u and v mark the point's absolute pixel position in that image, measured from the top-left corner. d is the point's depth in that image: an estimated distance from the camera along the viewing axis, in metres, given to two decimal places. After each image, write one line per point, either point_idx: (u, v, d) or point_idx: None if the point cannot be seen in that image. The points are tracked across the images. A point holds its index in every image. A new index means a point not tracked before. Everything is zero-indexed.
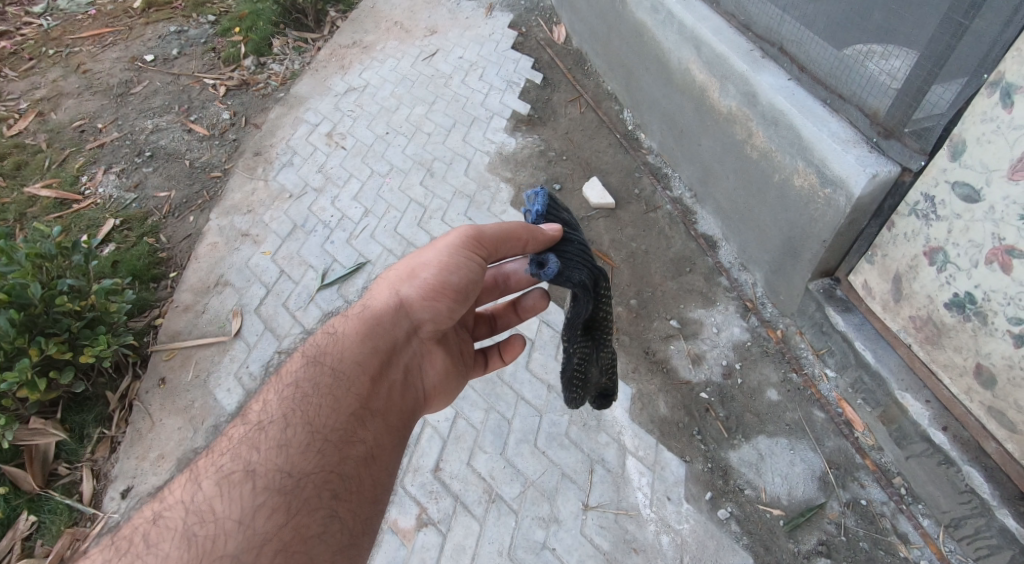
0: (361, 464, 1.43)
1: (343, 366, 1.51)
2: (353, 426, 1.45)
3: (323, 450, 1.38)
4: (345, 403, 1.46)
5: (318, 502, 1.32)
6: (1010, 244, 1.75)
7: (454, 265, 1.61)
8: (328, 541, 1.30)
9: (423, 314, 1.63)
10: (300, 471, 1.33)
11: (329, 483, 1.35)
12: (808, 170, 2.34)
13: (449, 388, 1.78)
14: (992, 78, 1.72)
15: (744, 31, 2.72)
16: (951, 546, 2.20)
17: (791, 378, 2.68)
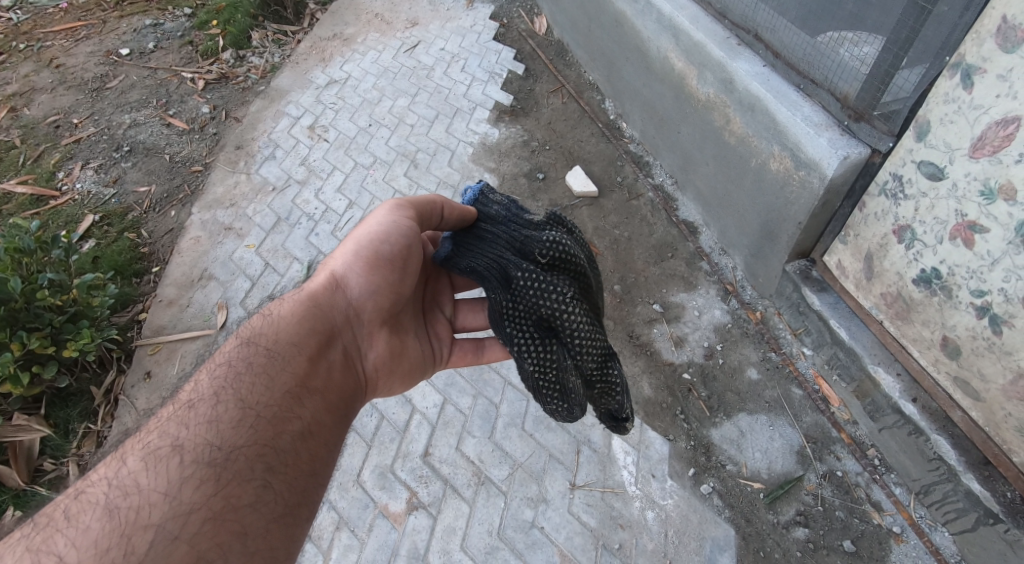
0: (295, 438, 1.38)
1: (277, 344, 1.49)
2: (286, 401, 1.41)
3: (253, 424, 1.34)
4: (278, 379, 1.43)
5: (250, 473, 1.27)
6: (972, 220, 1.84)
7: (386, 233, 1.68)
8: (262, 510, 1.25)
9: (362, 287, 1.67)
10: (230, 444, 1.28)
11: (262, 456, 1.31)
12: (783, 154, 2.42)
13: (396, 368, 1.80)
14: (953, 60, 1.79)
15: (721, 19, 2.78)
16: (921, 511, 2.31)
17: (770, 357, 2.76)
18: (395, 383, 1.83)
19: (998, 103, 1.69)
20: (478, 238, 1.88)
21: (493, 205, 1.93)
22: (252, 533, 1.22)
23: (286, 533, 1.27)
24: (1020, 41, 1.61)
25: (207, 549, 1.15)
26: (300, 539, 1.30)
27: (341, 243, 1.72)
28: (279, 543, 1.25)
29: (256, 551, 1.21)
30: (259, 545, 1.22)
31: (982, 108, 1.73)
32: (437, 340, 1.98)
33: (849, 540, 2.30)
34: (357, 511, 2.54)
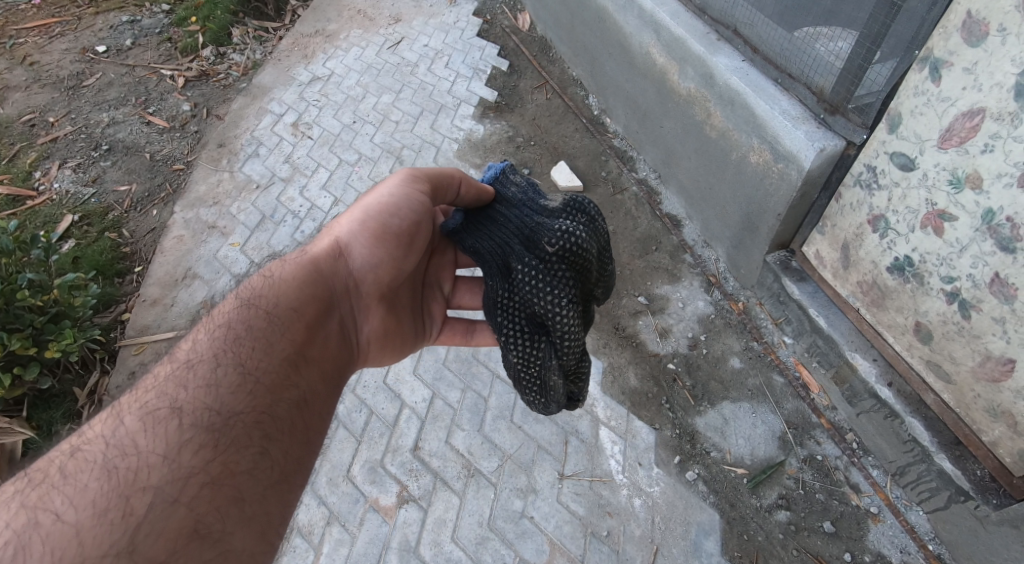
0: (292, 407, 1.38)
1: (278, 309, 1.49)
2: (285, 369, 1.41)
3: (253, 389, 1.32)
4: (277, 345, 1.42)
5: (249, 439, 1.26)
6: (942, 209, 1.90)
7: (397, 205, 1.72)
8: (260, 477, 1.24)
9: (365, 259, 1.70)
10: (231, 408, 1.26)
11: (260, 422, 1.29)
12: (762, 147, 2.48)
13: (386, 343, 1.84)
14: (922, 54, 1.85)
15: (701, 15, 2.83)
16: (897, 492, 2.39)
17: (753, 346, 2.83)
18: (383, 357, 1.87)
19: (964, 96, 1.75)
20: (489, 219, 1.89)
21: (511, 186, 1.92)
22: (249, 499, 1.20)
23: (279, 500, 1.27)
24: (984, 35, 1.67)
25: (205, 513, 1.13)
26: (292, 506, 1.30)
27: (350, 210, 1.74)
28: (274, 509, 1.24)
29: (251, 517, 1.19)
30: (255, 511, 1.21)
31: (950, 100, 1.79)
32: (429, 318, 2.04)
33: (828, 521, 2.37)
34: (348, 506, 2.57)
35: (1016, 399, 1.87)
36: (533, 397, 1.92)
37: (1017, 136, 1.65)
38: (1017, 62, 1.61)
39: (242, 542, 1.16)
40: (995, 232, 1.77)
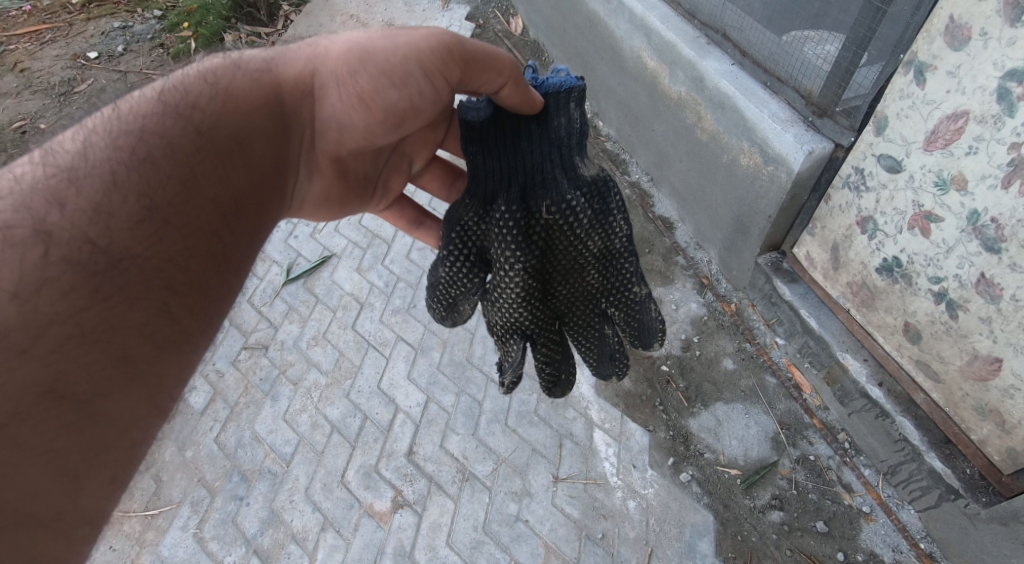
0: (207, 261, 1.28)
1: (214, 138, 1.34)
2: (207, 216, 1.29)
3: (165, 237, 1.20)
4: (204, 192, 1.29)
5: (147, 288, 1.16)
6: (928, 210, 1.92)
7: (411, 68, 1.53)
8: (152, 337, 1.15)
9: (340, 112, 1.59)
10: (133, 252, 1.16)
11: (165, 272, 1.19)
12: (752, 150, 2.50)
13: (325, 201, 1.82)
14: (907, 58, 1.87)
15: (690, 19, 2.85)
16: (889, 491, 2.41)
17: (745, 347, 2.85)
18: (320, 211, 1.86)
19: (948, 98, 1.77)
20: (512, 139, 1.68)
21: (556, 119, 1.66)
22: (138, 359, 1.13)
23: (176, 362, 1.20)
24: (966, 40, 1.68)
25: (74, 369, 1.05)
26: (193, 365, 1.24)
27: (358, 43, 1.53)
28: (167, 372, 1.18)
29: (136, 379, 1.13)
30: (141, 374, 1.13)
31: (935, 103, 1.81)
32: (382, 188, 1.99)
33: (821, 521, 2.39)
34: (343, 511, 2.57)
35: (1003, 398, 1.88)
36: (438, 308, 1.97)
37: (1000, 138, 1.66)
38: (999, 66, 1.62)
39: (128, 410, 1.11)
40: (980, 233, 1.79)
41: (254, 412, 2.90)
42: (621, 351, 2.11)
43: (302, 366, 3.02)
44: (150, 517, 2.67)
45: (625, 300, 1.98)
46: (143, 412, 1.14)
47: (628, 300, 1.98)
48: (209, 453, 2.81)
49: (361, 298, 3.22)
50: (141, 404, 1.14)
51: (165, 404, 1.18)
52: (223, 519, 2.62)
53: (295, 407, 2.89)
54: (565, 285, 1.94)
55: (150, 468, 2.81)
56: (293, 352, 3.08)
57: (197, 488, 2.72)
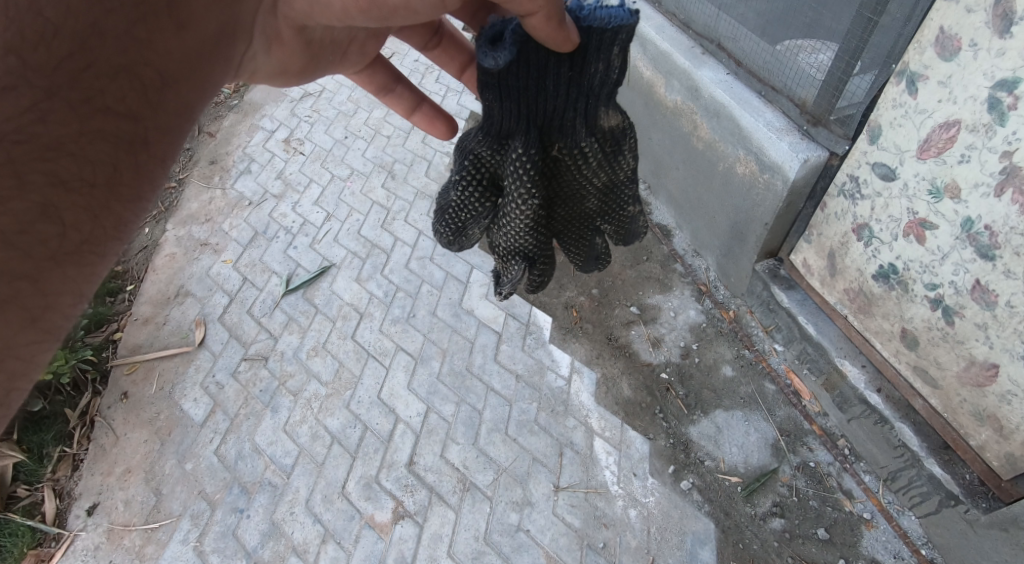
0: (112, 140, 1.04)
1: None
2: (111, 86, 1.05)
3: (52, 115, 0.99)
4: (107, 56, 1.05)
5: (26, 184, 0.96)
6: (923, 217, 1.94)
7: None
8: (33, 245, 0.97)
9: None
10: (6, 134, 0.95)
11: (50, 158, 0.98)
12: (748, 158, 2.52)
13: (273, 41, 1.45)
14: (899, 68, 1.89)
15: (684, 29, 2.88)
16: (890, 497, 2.41)
17: (744, 354, 2.85)
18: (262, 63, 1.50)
19: (940, 108, 1.79)
20: (537, 78, 1.50)
21: (593, 64, 1.47)
22: (17, 273, 0.95)
23: (70, 272, 1.02)
24: (957, 50, 1.70)
25: None
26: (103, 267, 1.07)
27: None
28: (67, 279, 1.01)
29: (15, 296, 0.96)
30: (22, 289, 0.96)
31: (927, 112, 1.83)
32: (353, 54, 1.71)
33: (823, 528, 2.38)
34: (343, 523, 2.57)
35: (1001, 403, 1.89)
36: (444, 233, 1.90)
37: (992, 147, 1.68)
38: (989, 76, 1.64)
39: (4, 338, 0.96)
40: (974, 240, 1.80)
41: (253, 424, 2.90)
42: (607, 252, 2.19)
43: (301, 377, 3.02)
44: (149, 530, 2.66)
45: (618, 219, 1.99)
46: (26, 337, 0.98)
47: (621, 219, 2.00)
48: (209, 465, 2.81)
49: (360, 309, 3.22)
50: (22, 327, 0.97)
51: (56, 326, 1.02)
52: (223, 532, 2.62)
53: (295, 418, 2.88)
54: (564, 208, 1.91)
55: (149, 481, 2.80)
56: (292, 363, 3.08)
57: (197, 500, 2.72)
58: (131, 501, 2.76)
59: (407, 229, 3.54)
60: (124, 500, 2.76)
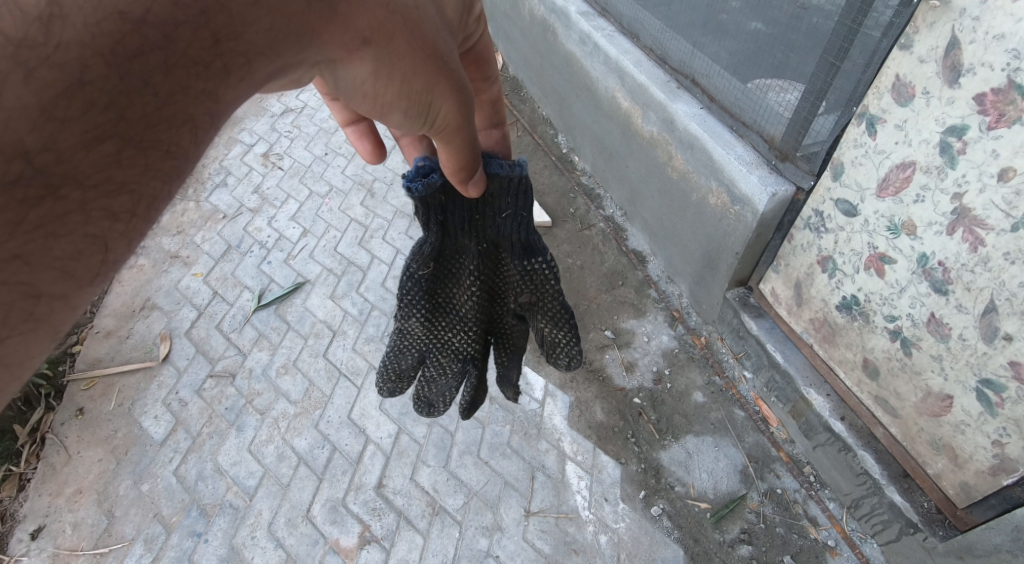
0: (170, 179, 0.90)
1: (222, 52, 0.93)
2: (179, 137, 0.90)
3: (127, 161, 0.85)
4: (184, 107, 0.89)
5: (87, 217, 0.84)
6: (882, 252, 2.02)
7: (427, 111, 1.25)
8: (70, 263, 0.84)
9: (355, 81, 1.20)
10: (84, 176, 0.82)
11: (109, 198, 0.85)
12: (720, 190, 2.59)
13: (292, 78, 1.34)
14: (860, 110, 1.97)
15: (661, 64, 2.96)
16: (853, 524, 2.45)
17: (714, 381, 2.90)
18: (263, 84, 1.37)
19: (897, 149, 1.87)
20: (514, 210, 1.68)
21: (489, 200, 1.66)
22: (53, 294, 0.84)
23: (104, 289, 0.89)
24: (911, 97, 1.79)
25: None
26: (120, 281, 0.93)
27: (411, 7, 1.15)
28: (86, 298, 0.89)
29: (49, 313, 0.85)
30: (56, 309, 0.85)
31: (885, 153, 1.91)
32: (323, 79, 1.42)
33: (789, 555, 2.41)
34: (307, 547, 2.53)
35: (955, 433, 1.95)
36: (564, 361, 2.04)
37: (944, 188, 1.76)
38: (941, 122, 1.72)
39: (25, 351, 0.85)
40: (929, 275, 1.87)
41: (217, 444, 2.85)
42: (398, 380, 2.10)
43: (270, 395, 2.98)
44: (100, 555, 2.58)
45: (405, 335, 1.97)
46: (42, 346, 0.86)
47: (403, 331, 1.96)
48: (167, 487, 2.75)
49: (334, 326, 3.21)
50: (49, 337, 0.87)
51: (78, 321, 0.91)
52: (179, 557, 2.56)
53: (261, 437, 2.85)
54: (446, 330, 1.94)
55: (102, 502, 2.73)
56: (261, 380, 3.04)
57: (152, 523, 2.65)
58: (80, 524, 2.68)
59: (385, 247, 3.55)
60: (73, 522, 2.68)
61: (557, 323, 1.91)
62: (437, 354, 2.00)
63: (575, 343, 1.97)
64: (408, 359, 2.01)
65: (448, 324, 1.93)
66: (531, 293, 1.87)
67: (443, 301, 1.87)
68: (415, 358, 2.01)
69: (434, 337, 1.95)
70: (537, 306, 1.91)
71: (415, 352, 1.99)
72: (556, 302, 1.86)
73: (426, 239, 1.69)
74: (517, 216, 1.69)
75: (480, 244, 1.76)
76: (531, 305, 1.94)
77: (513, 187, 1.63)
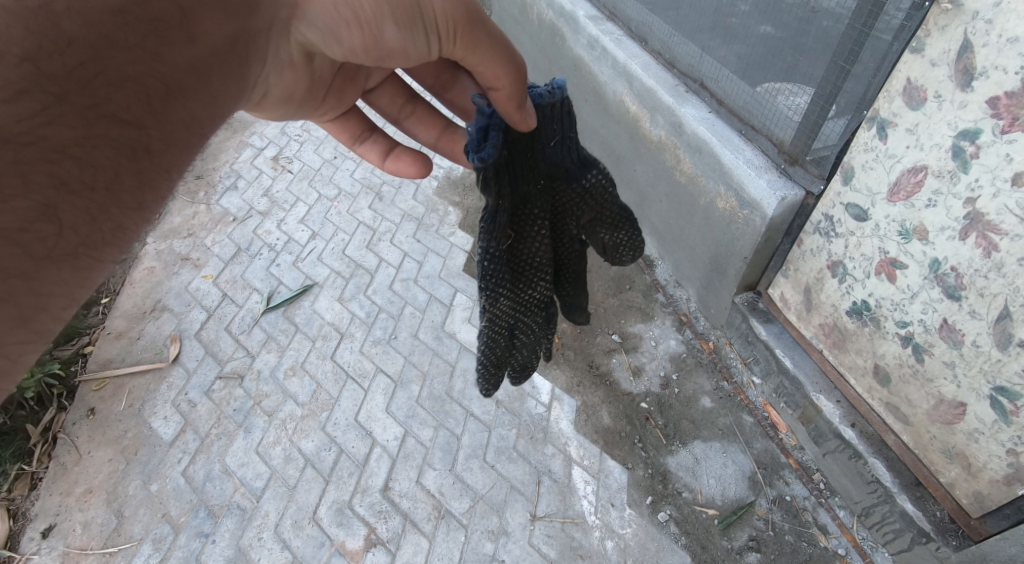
0: (114, 143, 1.13)
1: (142, 22, 1.18)
2: (118, 99, 1.14)
3: (64, 120, 1.06)
4: (114, 69, 1.14)
5: (33, 184, 1.01)
6: (893, 257, 1.99)
7: (419, 14, 1.35)
8: (28, 238, 1.01)
9: (329, 13, 1.39)
10: (15, 136, 1.01)
11: (53, 160, 1.04)
12: (728, 194, 2.57)
13: (290, 99, 1.63)
14: (870, 114, 1.95)
15: (669, 67, 2.95)
16: (863, 533, 2.42)
17: (722, 386, 2.88)
18: (281, 110, 1.66)
19: (909, 154, 1.85)
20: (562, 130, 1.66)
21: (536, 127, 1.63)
22: (14, 272, 1.00)
23: (64, 272, 1.06)
24: (922, 100, 1.77)
25: None
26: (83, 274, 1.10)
27: None
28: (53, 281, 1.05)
29: (11, 294, 1.00)
30: (21, 288, 1.01)
31: (896, 157, 1.89)
32: (331, 101, 1.74)
33: None
34: (313, 550, 2.52)
35: (968, 441, 1.92)
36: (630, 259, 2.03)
37: (956, 193, 1.73)
38: (953, 126, 1.70)
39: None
40: (942, 280, 1.84)
41: (224, 445, 2.86)
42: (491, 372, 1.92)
43: (277, 397, 2.99)
44: (109, 555, 2.60)
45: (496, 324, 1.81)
46: (11, 332, 1.02)
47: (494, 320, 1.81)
48: (175, 487, 2.75)
49: (341, 329, 3.21)
50: (16, 324, 1.02)
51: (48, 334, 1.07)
52: (186, 558, 2.56)
53: (268, 439, 2.85)
54: (529, 289, 1.84)
55: (111, 502, 2.74)
56: (268, 382, 3.05)
57: (160, 523, 2.66)
58: (90, 523, 2.69)
59: (392, 250, 3.55)
60: (83, 522, 2.69)
61: (619, 225, 1.92)
62: (523, 319, 1.91)
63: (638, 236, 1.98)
64: (501, 342, 1.87)
65: (530, 282, 1.83)
66: (591, 207, 1.83)
67: (518, 264, 1.78)
68: (507, 337, 1.89)
69: (519, 305, 1.84)
70: (598, 218, 1.89)
71: (505, 330, 1.86)
72: (615, 203, 1.86)
73: (497, 208, 1.59)
74: (564, 137, 1.68)
75: (538, 182, 1.70)
76: (591, 220, 1.90)
77: (558, 114, 1.63)
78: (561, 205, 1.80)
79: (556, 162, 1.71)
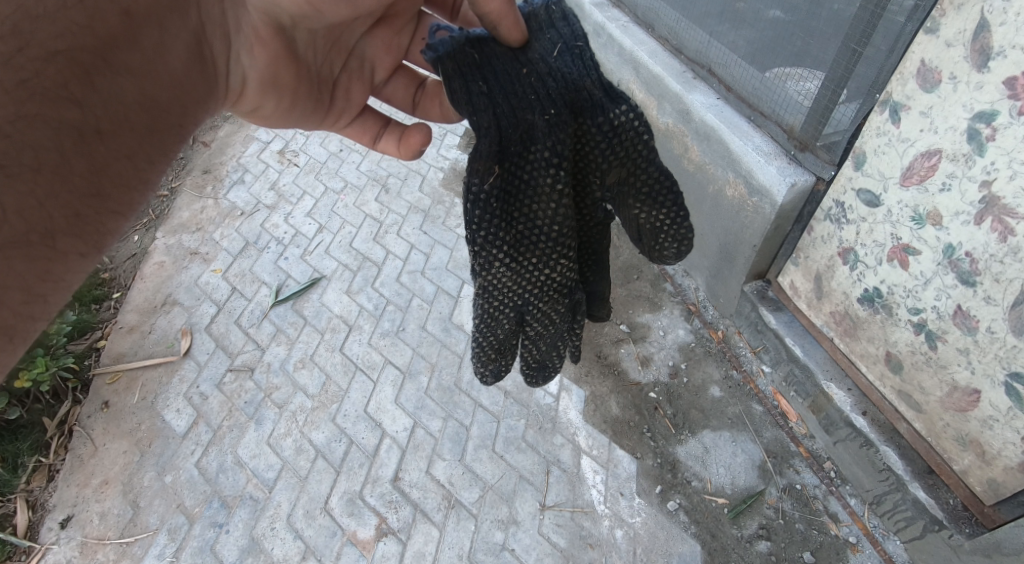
0: (54, 120, 1.05)
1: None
2: (55, 74, 1.06)
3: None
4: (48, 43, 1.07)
5: None
6: (906, 243, 1.97)
7: None
8: None
9: None
10: None
11: None
12: (736, 181, 2.54)
13: (273, 87, 1.54)
14: (882, 98, 1.92)
15: (677, 54, 2.92)
16: (875, 521, 2.41)
17: (732, 375, 2.86)
18: (272, 104, 1.58)
19: (922, 137, 1.82)
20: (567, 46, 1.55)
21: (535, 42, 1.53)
22: None
23: (18, 262, 1.01)
24: (937, 82, 1.74)
25: None
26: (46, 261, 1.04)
27: None
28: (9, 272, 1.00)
29: None
30: None
31: (909, 141, 1.86)
32: (342, 98, 1.73)
33: (808, 552, 2.38)
34: (325, 539, 2.54)
35: (982, 428, 1.90)
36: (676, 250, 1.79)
37: (971, 176, 1.71)
38: (968, 108, 1.67)
39: None
40: (955, 266, 1.82)
41: (237, 437, 2.87)
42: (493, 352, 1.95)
43: (287, 390, 3.00)
44: (125, 545, 2.62)
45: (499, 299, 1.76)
46: None
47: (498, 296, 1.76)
48: (189, 479, 2.77)
49: (350, 321, 3.22)
50: None
51: (26, 335, 1.05)
52: (201, 548, 2.58)
53: (279, 431, 2.86)
54: (537, 267, 1.72)
55: (127, 493, 2.76)
56: (279, 375, 3.06)
57: (175, 514, 2.68)
58: (107, 514, 2.71)
59: (399, 242, 3.55)
60: (100, 513, 2.72)
61: (658, 201, 1.71)
62: (536, 303, 1.82)
63: (682, 218, 1.75)
64: (505, 325, 1.87)
65: (543, 257, 1.70)
66: (619, 163, 1.64)
67: (525, 232, 1.65)
68: (512, 321, 1.86)
69: (524, 283, 1.74)
70: (629, 179, 1.69)
71: (511, 311, 1.82)
72: (647, 167, 1.67)
73: (483, 132, 1.47)
74: (569, 46, 1.55)
75: (547, 110, 1.51)
76: (620, 182, 1.71)
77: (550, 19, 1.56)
78: (581, 157, 1.63)
79: (575, 84, 1.55)
